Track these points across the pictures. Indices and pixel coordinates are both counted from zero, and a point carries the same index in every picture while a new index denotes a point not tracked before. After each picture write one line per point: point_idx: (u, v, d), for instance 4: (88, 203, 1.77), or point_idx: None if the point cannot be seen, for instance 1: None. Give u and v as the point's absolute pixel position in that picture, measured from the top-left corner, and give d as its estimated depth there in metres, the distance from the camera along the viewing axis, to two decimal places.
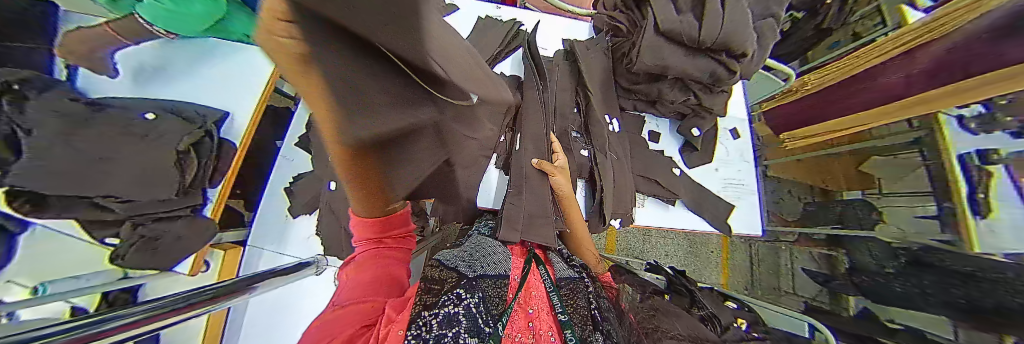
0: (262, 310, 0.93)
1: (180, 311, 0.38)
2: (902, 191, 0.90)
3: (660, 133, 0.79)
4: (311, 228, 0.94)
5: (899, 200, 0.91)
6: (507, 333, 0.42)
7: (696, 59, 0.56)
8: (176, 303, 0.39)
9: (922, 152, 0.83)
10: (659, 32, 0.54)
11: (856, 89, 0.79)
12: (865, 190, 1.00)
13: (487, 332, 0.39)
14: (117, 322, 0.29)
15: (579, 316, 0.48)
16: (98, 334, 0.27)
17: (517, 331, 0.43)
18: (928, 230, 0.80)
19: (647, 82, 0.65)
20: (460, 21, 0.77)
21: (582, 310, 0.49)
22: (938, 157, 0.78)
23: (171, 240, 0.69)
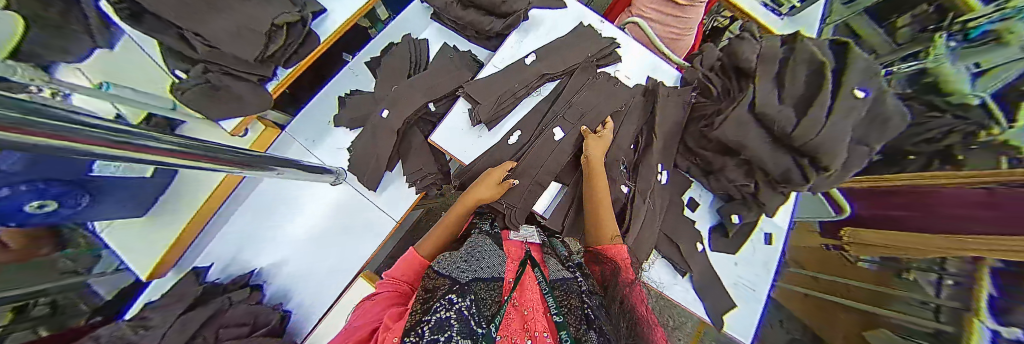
0: (264, 194, 0.95)
1: (214, 160, 0.41)
2: None
3: (699, 204, 0.77)
4: (346, 141, 0.97)
5: None
6: (502, 334, 0.35)
7: (778, 152, 0.55)
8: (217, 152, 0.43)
9: None
10: (752, 112, 0.54)
11: (948, 211, 0.70)
12: None
13: (479, 334, 0.35)
14: (167, 145, 0.33)
15: (574, 318, 0.38)
16: (135, 151, 0.27)
17: (514, 335, 0.35)
18: None
19: (715, 152, 0.64)
20: (563, 18, 0.78)
21: (580, 312, 0.40)
22: None
23: (229, 97, 0.76)
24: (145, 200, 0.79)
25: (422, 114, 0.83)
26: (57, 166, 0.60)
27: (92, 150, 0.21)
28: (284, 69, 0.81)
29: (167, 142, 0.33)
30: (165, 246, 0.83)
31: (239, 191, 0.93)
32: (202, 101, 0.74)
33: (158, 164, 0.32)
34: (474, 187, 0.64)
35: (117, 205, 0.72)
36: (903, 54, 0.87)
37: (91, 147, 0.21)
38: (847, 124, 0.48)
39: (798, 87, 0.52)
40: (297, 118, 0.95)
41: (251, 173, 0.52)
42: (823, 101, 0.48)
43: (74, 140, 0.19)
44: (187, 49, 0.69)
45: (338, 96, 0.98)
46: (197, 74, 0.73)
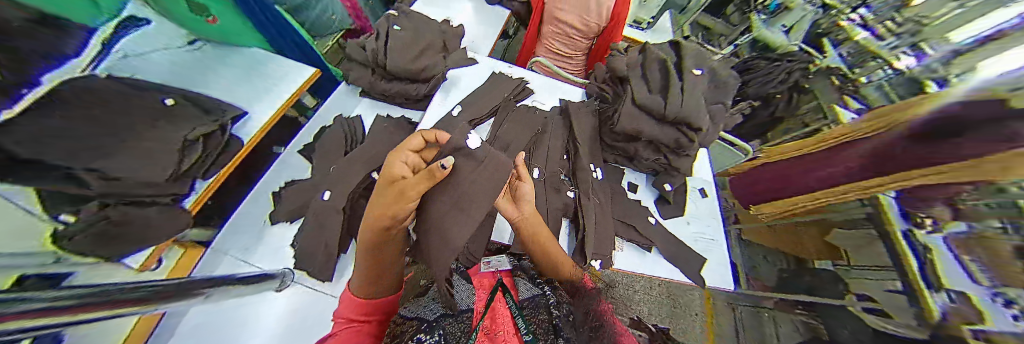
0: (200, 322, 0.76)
1: (128, 304, 0.36)
2: (861, 264, 1.07)
3: (638, 185, 0.90)
4: (288, 238, 0.87)
5: (861, 273, 1.07)
6: None
7: (664, 128, 0.70)
8: (127, 293, 0.37)
9: (873, 228, 1.01)
10: (636, 105, 0.69)
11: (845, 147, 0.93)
12: (835, 261, 1.17)
13: None
14: (62, 301, 0.27)
15: (543, 330, 0.42)
16: (46, 312, 0.24)
17: None
18: (897, 302, 0.93)
19: (626, 141, 0.79)
20: (477, 71, 0.93)
21: (548, 323, 0.44)
22: (885, 231, 0.97)
23: (138, 228, 0.62)
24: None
25: (369, 183, 0.83)
26: None
27: (14, 325, 0.19)
28: (204, 181, 0.78)
29: (65, 296, 0.29)
30: None
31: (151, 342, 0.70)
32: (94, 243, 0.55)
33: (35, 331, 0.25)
34: (388, 179, 0.40)
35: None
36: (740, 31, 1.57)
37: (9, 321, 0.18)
38: (696, 95, 0.66)
39: (657, 79, 0.70)
40: (226, 228, 0.85)
41: (168, 306, 0.44)
42: (674, 85, 0.66)
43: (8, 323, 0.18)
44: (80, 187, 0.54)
45: (273, 191, 0.92)
46: (90, 213, 0.55)
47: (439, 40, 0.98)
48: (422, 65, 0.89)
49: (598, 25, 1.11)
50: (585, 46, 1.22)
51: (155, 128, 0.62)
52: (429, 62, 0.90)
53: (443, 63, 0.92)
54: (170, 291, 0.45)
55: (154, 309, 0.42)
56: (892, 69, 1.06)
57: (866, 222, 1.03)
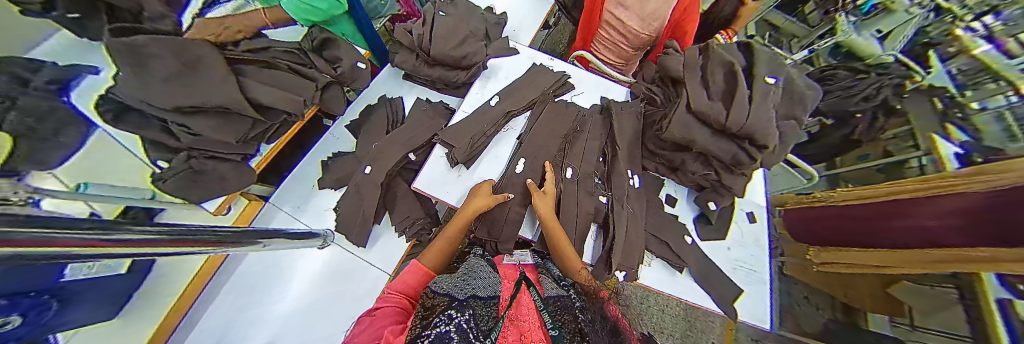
0: (253, 266, 0.88)
1: (190, 244, 0.40)
2: (934, 329, 0.86)
3: (677, 199, 0.82)
4: (332, 202, 0.95)
5: (933, 339, 0.85)
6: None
7: (721, 141, 0.62)
8: (196, 234, 0.43)
9: (959, 290, 0.79)
10: (690, 111, 0.62)
11: (931, 200, 0.74)
12: (893, 318, 0.96)
13: None
14: (134, 236, 0.31)
15: (571, 330, 0.41)
16: (104, 242, 0.26)
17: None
18: None
19: (673, 150, 0.72)
20: (520, 62, 0.91)
21: (575, 326, 0.42)
22: (975, 300, 0.75)
23: (213, 178, 0.74)
24: (116, 301, 0.67)
25: (403, 163, 0.87)
26: (22, 274, 0.50)
27: (60, 251, 0.21)
28: (267, 144, 0.85)
29: (144, 232, 0.33)
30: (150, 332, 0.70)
31: (218, 277, 0.84)
32: (182, 188, 0.70)
33: (136, 255, 0.33)
34: (469, 203, 0.65)
35: (93, 307, 0.61)
36: (818, 34, 1.30)
37: (53, 245, 0.20)
38: (767, 106, 0.57)
39: (721, 84, 0.63)
40: (284, 185, 0.95)
41: (233, 250, 0.51)
42: (741, 93, 0.58)
43: (52, 246, 0.20)
44: (170, 140, 0.68)
45: (320, 160, 0.99)
46: (179, 162, 0.70)
47: (482, 28, 0.96)
48: (463, 52, 0.88)
49: (648, 35, 0.96)
50: (627, 56, 1.10)
51: (222, 82, 0.66)
52: (471, 49, 0.89)
53: (484, 50, 0.90)
54: (230, 237, 0.50)
55: (220, 251, 0.48)
56: (1016, 95, 0.90)
57: (952, 280, 0.81)
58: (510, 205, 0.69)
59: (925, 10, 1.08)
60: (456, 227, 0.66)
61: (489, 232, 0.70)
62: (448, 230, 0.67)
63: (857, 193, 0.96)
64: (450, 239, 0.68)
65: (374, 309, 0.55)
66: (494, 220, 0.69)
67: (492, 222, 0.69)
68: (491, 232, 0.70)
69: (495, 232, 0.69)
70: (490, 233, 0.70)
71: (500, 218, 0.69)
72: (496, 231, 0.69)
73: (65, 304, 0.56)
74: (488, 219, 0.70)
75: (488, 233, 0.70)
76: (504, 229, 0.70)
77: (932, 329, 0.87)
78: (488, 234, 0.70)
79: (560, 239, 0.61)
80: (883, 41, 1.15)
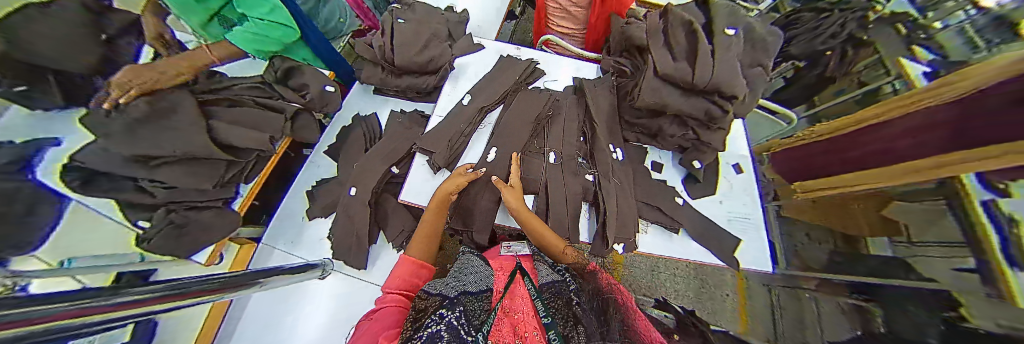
0: (260, 302, 0.89)
1: (186, 296, 0.38)
2: (930, 241, 0.83)
3: (663, 164, 0.83)
4: (326, 230, 0.93)
5: (932, 251, 0.83)
6: (493, 338, 0.34)
7: (692, 99, 0.63)
8: (192, 285, 0.41)
9: (947, 199, 0.75)
10: (658, 75, 0.62)
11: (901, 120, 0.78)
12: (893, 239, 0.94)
13: (468, 341, 0.34)
14: (127, 298, 0.29)
15: (563, 317, 0.40)
16: (99, 312, 0.25)
17: (505, 338, 0.35)
18: (972, 286, 0.70)
19: (649, 117, 0.73)
20: (487, 57, 0.90)
21: (571, 311, 0.42)
22: (962, 206, 0.71)
23: (197, 229, 0.72)
24: None
25: (388, 178, 0.86)
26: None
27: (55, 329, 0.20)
28: (246, 185, 0.84)
29: (137, 293, 0.31)
30: None
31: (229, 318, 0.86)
32: (167, 245, 0.68)
33: (129, 319, 0.30)
34: (443, 183, 0.67)
35: None
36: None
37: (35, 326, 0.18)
38: (729, 57, 0.58)
39: (683, 44, 0.63)
40: (275, 220, 0.94)
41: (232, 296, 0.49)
42: (704, 50, 0.59)
43: (35, 328, 0.18)
44: (145, 197, 0.68)
45: (306, 190, 0.97)
46: (159, 218, 0.68)
47: (443, 29, 0.95)
48: (428, 56, 0.87)
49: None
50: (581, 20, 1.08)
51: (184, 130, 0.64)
52: (435, 52, 0.87)
53: (450, 51, 0.89)
54: (229, 283, 0.49)
55: (221, 299, 0.46)
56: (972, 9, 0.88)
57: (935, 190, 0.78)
58: (483, 191, 0.72)
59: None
60: (433, 218, 0.69)
61: (462, 219, 0.73)
62: (426, 223, 0.70)
63: (835, 125, 1.01)
64: (428, 233, 0.70)
65: (369, 316, 0.55)
66: (467, 206, 0.72)
67: (465, 208, 0.73)
68: (466, 218, 0.73)
69: (469, 219, 0.73)
70: (464, 219, 0.73)
71: (472, 205, 0.72)
72: (471, 218, 0.73)
73: None
74: (459, 207, 0.73)
75: (461, 220, 0.74)
76: (476, 215, 0.73)
77: (928, 242, 0.84)
78: (462, 222, 0.74)
79: (542, 231, 0.63)
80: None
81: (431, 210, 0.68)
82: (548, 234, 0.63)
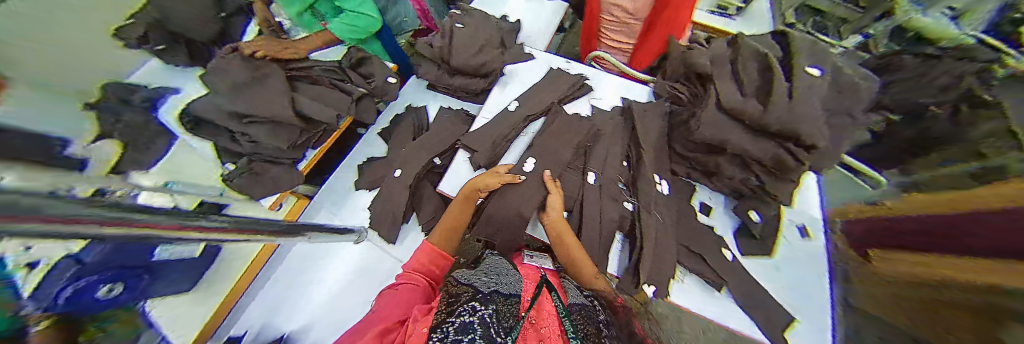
0: (299, 255, 0.96)
1: (253, 233, 0.42)
2: None
3: (712, 207, 0.77)
4: (367, 202, 1.01)
5: None
6: None
7: (761, 142, 0.57)
8: (264, 225, 0.46)
9: None
10: (721, 108, 0.58)
11: None
12: None
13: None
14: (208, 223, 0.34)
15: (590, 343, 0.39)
16: (181, 226, 0.29)
17: None
18: None
19: (705, 153, 0.68)
20: (535, 66, 0.92)
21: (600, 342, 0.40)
22: None
23: (269, 180, 0.83)
24: (192, 279, 0.76)
25: (429, 168, 0.91)
26: (123, 254, 0.62)
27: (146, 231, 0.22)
28: (313, 150, 0.94)
29: (216, 220, 0.36)
30: (215, 307, 0.79)
31: (272, 261, 0.94)
32: (245, 185, 0.80)
33: (210, 240, 0.35)
34: (478, 178, 0.68)
35: (176, 281, 0.71)
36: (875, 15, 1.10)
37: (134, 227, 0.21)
38: (811, 102, 0.52)
39: (754, 80, 0.58)
40: (325, 189, 1.03)
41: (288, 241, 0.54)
42: (779, 91, 0.54)
43: (131, 226, 0.20)
44: (232, 146, 0.81)
45: (355, 166, 1.06)
46: (243, 165, 0.81)
47: (496, 35, 0.98)
48: (481, 60, 0.91)
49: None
50: (637, 29, 1.06)
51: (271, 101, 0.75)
52: (488, 57, 0.91)
53: (501, 57, 0.92)
54: (288, 229, 0.54)
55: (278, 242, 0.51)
56: None
57: None
58: (510, 198, 0.68)
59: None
60: (458, 216, 0.69)
61: (480, 225, 0.70)
62: (449, 220, 0.70)
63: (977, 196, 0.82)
64: (447, 231, 0.70)
65: (393, 290, 0.57)
66: (492, 214, 0.68)
67: (486, 214, 0.69)
68: (484, 225, 0.70)
69: (487, 228, 0.70)
70: (482, 226, 0.69)
71: (493, 211, 0.69)
72: (489, 226, 0.69)
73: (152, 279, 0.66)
74: (482, 212, 0.71)
75: (480, 228, 0.70)
76: (497, 226, 0.69)
77: None
78: (481, 230, 0.71)
79: (572, 246, 0.63)
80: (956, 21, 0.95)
81: (463, 208, 0.69)
82: (580, 251, 0.62)
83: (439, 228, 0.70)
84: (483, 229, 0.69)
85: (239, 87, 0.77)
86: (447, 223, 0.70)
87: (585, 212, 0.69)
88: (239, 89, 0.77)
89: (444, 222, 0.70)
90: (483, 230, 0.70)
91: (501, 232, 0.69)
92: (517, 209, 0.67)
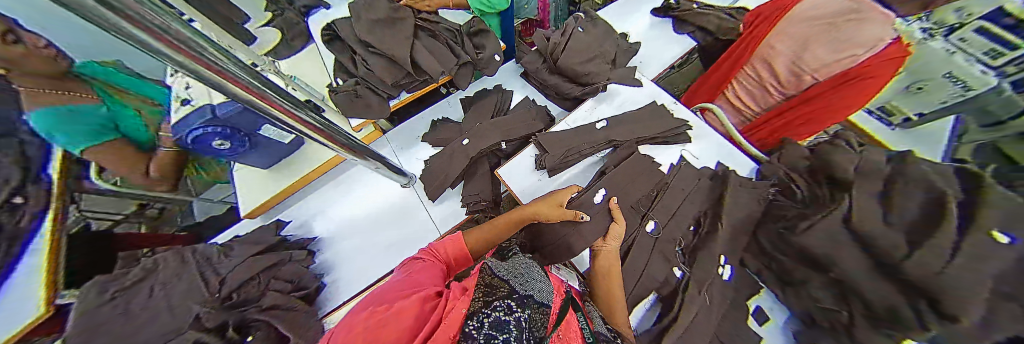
0: (353, 177, 1.02)
1: (330, 137, 0.54)
2: None
3: (770, 318, 0.65)
4: (426, 154, 1.08)
5: None
6: None
7: (882, 282, 0.47)
8: (342, 137, 0.58)
9: None
10: (849, 224, 0.52)
11: None
12: None
13: None
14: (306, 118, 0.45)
15: None
16: (283, 109, 0.40)
17: None
18: None
19: (795, 261, 0.58)
20: (640, 95, 0.88)
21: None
22: None
23: (362, 103, 0.92)
24: (274, 158, 0.92)
25: (494, 149, 0.95)
26: (243, 118, 0.71)
27: (246, 95, 0.33)
28: (406, 93, 1.01)
29: (312, 118, 0.48)
30: (277, 190, 0.93)
31: (331, 172, 1.01)
32: (344, 101, 0.90)
33: (299, 128, 0.47)
34: (538, 204, 0.68)
35: (262, 153, 0.86)
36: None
37: (234, 87, 0.30)
38: (997, 272, 0.39)
39: (909, 213, 0.47)
40: (399, 128, 1.11)
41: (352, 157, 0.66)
42: (945, 236, 0.42)
43: (236, 83, 0.30)
44: (349, 65, 0.92)
45: (430, 121, 1.12)
46: (350, 83, 0.91)
47: (612, 52, 0.96)
48: (587, 70, 0.91)
49: (813, 80, 0.85)
50: (775, 103, 0.96)
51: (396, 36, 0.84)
52: (595, 69, 0.91)
53: (608, 74, 0.90)
54: (357, 147, 0.65)
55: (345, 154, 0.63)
56: None
57: None
58: (568, 229, 0.67)
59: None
60: (510, 222, 0.71)
61: (529, 233, 0.75)
62: (500, 221, 0.72)
63: None
64: (494, 228, 0.72)
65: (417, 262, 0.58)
66: (546, 232, 0.71)
67: (540, 230, 0.72)
68: (535, 237, 0.74)
69: (540, 241, 0.72)
70: (530, 237, 0.75)
71: (545, 230, 0.71)
72: (539, 241, 0.72)
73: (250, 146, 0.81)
74: (534, 226, 0.74)
75: (529, 237, 0.75)
76: (548, 245, 0.70)
77: None
78: (528, 239, 0.75)
79: (615, 292, 0.59)
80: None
81: (525, 216, 0.69)
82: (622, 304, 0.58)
83: (487, 224, 0.72)
84: (537, 241, 0.73)
85: (378, 18, 0.90)
86: (500, 221, 0.72)
87: (630, 255, 0.66)
88: (377, 20, 0.90)
89: (493, 220, 0.72)
90: (534, 243, 0.74)
91: (546, 252, 0.70)
92: (572, 245, 0.65)
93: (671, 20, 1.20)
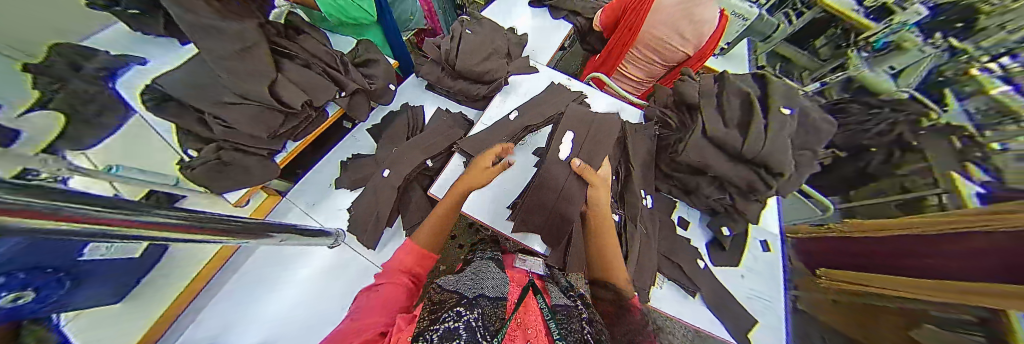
0: (260, 264, 0.88)
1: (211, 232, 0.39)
2: None
3: (690, 222, 0.81)
4: (347, 202, 0.97)
5: None
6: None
7: (738, 166, 0.63)
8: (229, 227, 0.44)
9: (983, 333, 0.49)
10: (705, 135, 0.63)
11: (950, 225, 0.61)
12: None
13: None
14: (170, 222, 0.32)
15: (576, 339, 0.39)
16: (135, 225, 0.27)
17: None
18: None
19: (687, 173, 0.73)
20: (537, 79, 0.95)
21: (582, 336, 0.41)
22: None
23: (239, 170, 0.78)
24: (122, 287, 0.65)
25: (421, 169, 0.90)
26: (48, 249, 0.53)
27: (93, 229, 0.22)
28: (293, 143, 0.90)
29: (173, 217, 0.33)
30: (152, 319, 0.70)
31: (222, 272, 0.84)
32: (209, 177, 0.74)
33: (158, 239, 0.31)
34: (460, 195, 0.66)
35: (102, 288, 0.60)
36: (829, 68, 1.16)
37: (74, 226, 0.20)
38: (783, 136, 0.58)
39: (734, 113, 0.64)
40: (301, 183, 0.98)
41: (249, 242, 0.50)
42: (756, 124, 0.60)
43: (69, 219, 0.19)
44: (203, 130, 0.73)
45: (339, 161, 1.02)
46: (209, 152, 0.74)
47: (504, 46, 1.01)
48: (486, 68, 0.93)
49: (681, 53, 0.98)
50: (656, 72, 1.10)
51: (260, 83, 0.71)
52: (493, 65, 0.94)
53: (506, 67, 0.95)
54: (249, 228, 0.50)
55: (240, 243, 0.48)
56: None
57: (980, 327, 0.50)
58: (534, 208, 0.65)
59: (940, 50, 0.86)
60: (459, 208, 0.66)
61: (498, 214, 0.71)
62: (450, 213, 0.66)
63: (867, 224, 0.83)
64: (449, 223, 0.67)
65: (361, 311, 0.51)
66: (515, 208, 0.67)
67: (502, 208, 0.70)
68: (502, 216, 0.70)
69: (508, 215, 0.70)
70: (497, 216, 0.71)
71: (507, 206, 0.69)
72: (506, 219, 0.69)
73: (76, 283, 0.56)
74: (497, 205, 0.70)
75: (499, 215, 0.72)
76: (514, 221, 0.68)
77: None
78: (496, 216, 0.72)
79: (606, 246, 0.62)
80: (895, 78, 0.93)
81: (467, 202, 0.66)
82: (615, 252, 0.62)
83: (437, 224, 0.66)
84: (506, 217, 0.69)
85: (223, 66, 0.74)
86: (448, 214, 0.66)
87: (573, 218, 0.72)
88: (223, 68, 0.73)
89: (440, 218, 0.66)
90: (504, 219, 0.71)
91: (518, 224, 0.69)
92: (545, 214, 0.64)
93: (546, 8, 1.34)
